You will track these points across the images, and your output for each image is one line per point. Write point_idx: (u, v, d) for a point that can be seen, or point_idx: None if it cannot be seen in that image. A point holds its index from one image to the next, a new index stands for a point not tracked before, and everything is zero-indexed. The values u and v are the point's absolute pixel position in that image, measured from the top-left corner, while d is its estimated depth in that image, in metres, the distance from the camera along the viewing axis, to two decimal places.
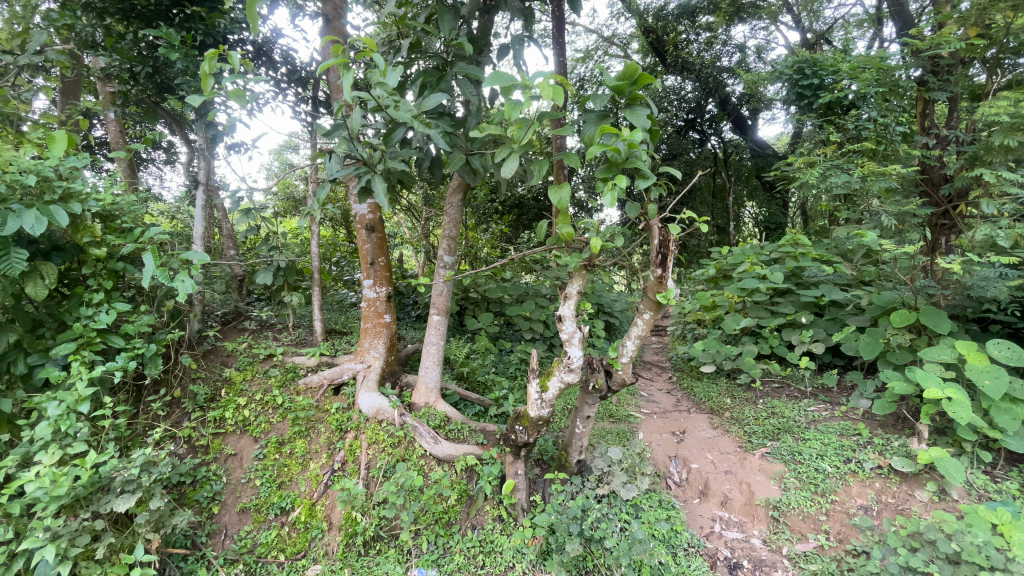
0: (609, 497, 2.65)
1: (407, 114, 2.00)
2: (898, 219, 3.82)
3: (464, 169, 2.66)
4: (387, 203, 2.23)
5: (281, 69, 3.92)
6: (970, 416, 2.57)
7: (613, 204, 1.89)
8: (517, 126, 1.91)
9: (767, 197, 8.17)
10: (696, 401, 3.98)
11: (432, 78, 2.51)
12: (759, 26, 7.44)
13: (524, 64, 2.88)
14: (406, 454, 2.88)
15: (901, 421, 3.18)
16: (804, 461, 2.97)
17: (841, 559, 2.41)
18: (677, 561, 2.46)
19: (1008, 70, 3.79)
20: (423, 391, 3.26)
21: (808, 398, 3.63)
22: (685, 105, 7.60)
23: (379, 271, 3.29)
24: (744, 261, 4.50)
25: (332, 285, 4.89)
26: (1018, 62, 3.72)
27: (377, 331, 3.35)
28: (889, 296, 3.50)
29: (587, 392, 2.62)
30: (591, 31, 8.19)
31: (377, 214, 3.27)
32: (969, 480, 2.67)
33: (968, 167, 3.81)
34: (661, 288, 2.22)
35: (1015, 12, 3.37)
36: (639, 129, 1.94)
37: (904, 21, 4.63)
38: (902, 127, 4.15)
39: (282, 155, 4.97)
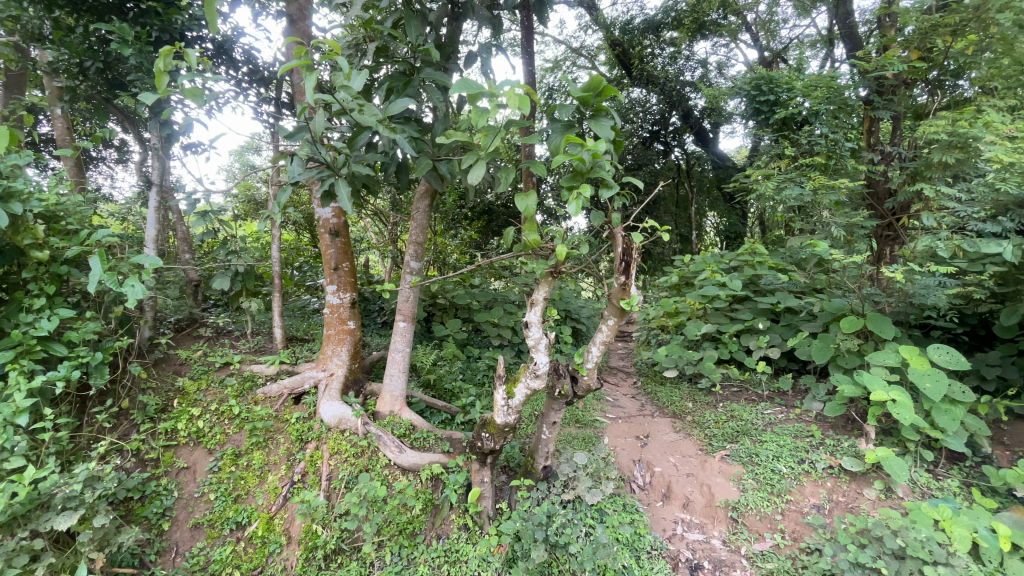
0: (574, 502, 2.66)
1: (371, 118, 1.99)
2: (848, 229, 3.99)
3: (431, 174, 2.64)
4: (351, 208, 2.18)
5: (242, 68, 3.81)
6: (913, 417, 2.73)
7: (578, 213, 1.92)
8: (484, 134, 1.93)
9: (728, 208, 8.45)
10: (660, 406, 4.06)
11: (398, 83, 2.49)
12: (721, 43, 7.73)
13: (491, 72, 2.89)
14: (369, 464, 2.82)
15: (851, 422, 3.34)
16: (760, 462, 3.07)
17: (796, 557, 2.50)
18: (641, 563, 2.49)
19: (949, 90, 4.10)
20: (387, 399, 3.20)
21: (765, 401, 3.77)
22: (650, 117, 7.80)
23: (343, 276, 3.23)
24: (706, 269, 4.65)
25: (294, 290, 4.78)
26: (958, 83, 4.05)
27: (340, 338, 3.27)
28: (839, 303, 3.68)
29: (553, 398, 2.63)
30: (560, 42, 8.32)
31: (341, 219, 3.23)
32: (913, 478, 2.83)
33: (909, 182, 4.03)
34: (624, 295, 2.27)
35: (955, 36, 3.71)
36: (603, 140, 1.98)
37: (854, 42, 4.89)
38: (851, 143, 4.35)
39: (244, 156, 4.82)
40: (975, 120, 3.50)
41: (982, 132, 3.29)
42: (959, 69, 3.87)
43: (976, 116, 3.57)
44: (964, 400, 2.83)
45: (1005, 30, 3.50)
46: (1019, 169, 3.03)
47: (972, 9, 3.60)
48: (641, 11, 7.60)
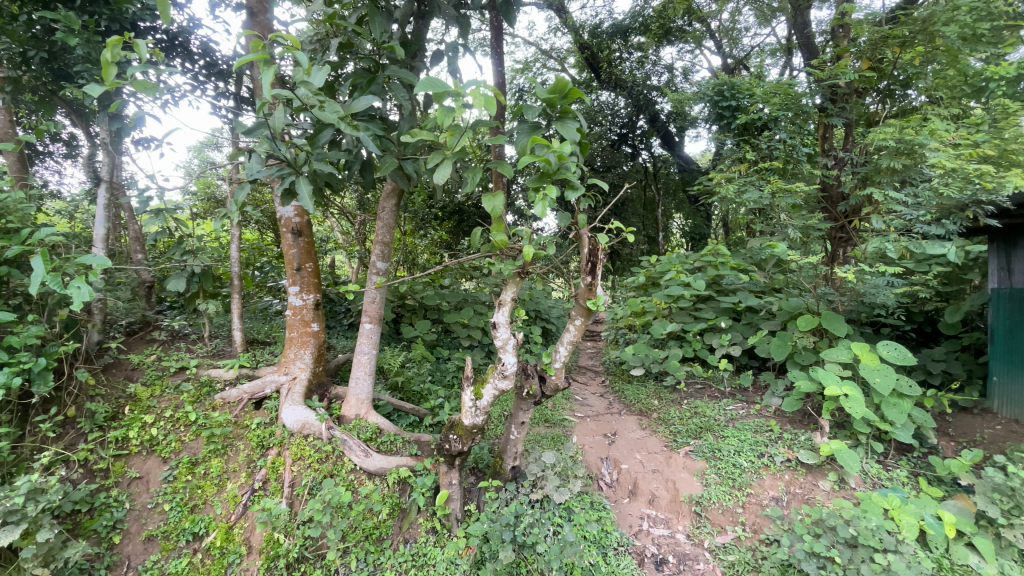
0: (542, 502, 2.67)
1: (333, 115, 1.96)
2: (804, 231, 4.10)
3: (397, 173, 2.59)
4: (312, 207, 2.13)
5: (199, 61, 3.68)
6: (863, 411, 2.87)
7: (544, 214, 1.93)
8: (450, 133, 1.92)
9: (693, 210, 8.65)
10: (627, 403, 4.12)
11: (362, 79, 2.44)
12: (686, 49, 7.92)
13: (457, 71, 2.87)
14: (334, 469, 2.76)
15: (807, 417, 3.47)
16: (723, 457, 3.16)
17: (756, 549, 2.58)
18: (607, 560, 2.51)
19: (899, 99, 4.39)
20: (353, 403, 3.13)
21: (727, 397, 3.88)
22: (618, 120, 7.94)
23: (306, 277, 3.15)
24: (671, 269, 4.76)
25: (255, 292, 4.63)
26: (907, 93, 4.33)
27: (303, 341, 3.18)
28: (796, 302, 3.83)
29: (521, 398, 2.64)
30: (530, 44, 8.35)
31: (304, 218, 3.15)
32: (865, 469, 2.96)
33: (860, 186, 4.21)
34: (591, 295, 2.29)
35: (903, 48, 3.94)
36: (568, 141, 2.00)
37: (810, 51, 5.10)
38: (806, 149, 4.52)
39: (203, 152, 4.65)
40: (920, 128, 3.70)
41: (928, 139, 3.47)
42: (908, 79, 4.14)
43: (922, 125, 3.77)
44: (911, 393, 2.99)
45: (949, 42, 3.74)
46: (961, 174, 3.21)
47: (920, 22, 3.85)
48: (609, 16, 7.74)
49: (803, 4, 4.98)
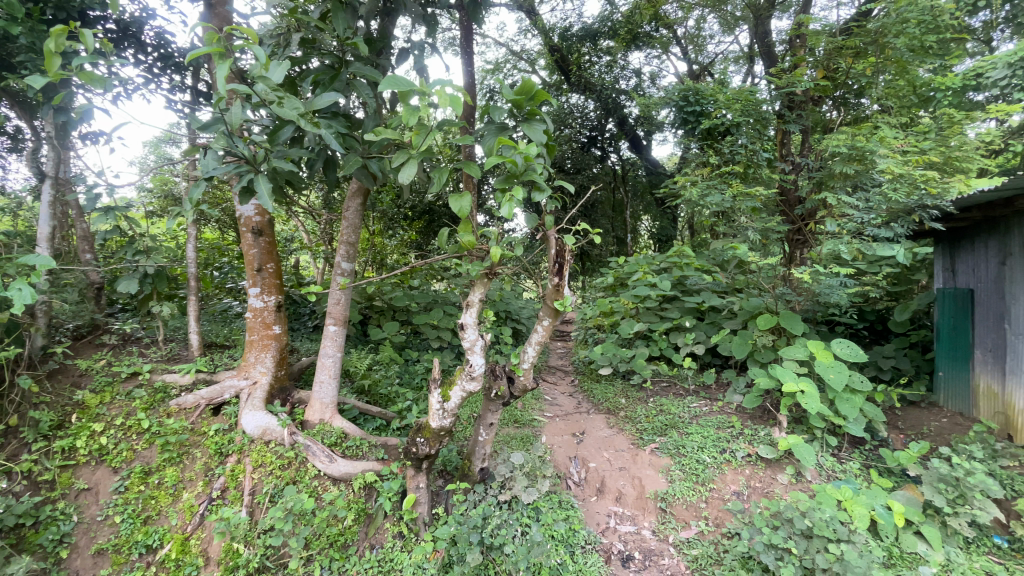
0: (510, 503, 2.67)
1: (292, 112, 1.91)
2: (763, 234, 4.22)
3: (361, 172, 2.54)
4: (272, 206, 2.07)
5: (153, 52, 3.52)
6: (818, 406, 2.99)
7: (511, 216, 1.93)
8: (415, 133, 1.90)
9: (660, 212, 8.83)
10: (596, 403, 4.17)
11: (325, 76, 2.38)
12: (653, 54, 8.07)
13: (424, 70, 2.84)
14: (297, 475, 2.69)
15: (766, 412, 3.60)
16: (686, 453, 3.23)
17: (718, 542, 2.65)
18: (575, 559, 2.53)
19: (853, 107, 4.62)
20: (317, 407, 3.05)
21: (691, 395, 3.98)
22: (588, 123, 8.05)
23: (268, 278, 3.06)
24: (639, 270, 4.86)
25: (213, 293, 4.48)
26: (860, 102, 4.56)
27: (264, 344, 3.08)
28: (756, 302, 3.97)
29: (490, 399, 2.63)
30: (501, 45, 8.38)
31: (265, 217, 3.06)
32: (820, 463, 3.08)
33: (816, 191, 4.32)
34: (558, 296, 2.31)
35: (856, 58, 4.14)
36: (535, 143, 2.00)
37: (770, 59, 5.29)
38: (766, 154, 4.68)
39: (160, 148, 4.45)
40: (870, 136, 3.88)
41: (878, 146, 3.62)
42: (861, 88, 4.34)
43: (872, 132, 3.95)
44: (862, 388, 3.13)
45: (899, 54, 4.01)
46: (908, 180, 3.38)
47: (872, 34, 4.01)
48: (579, 19, 7.85)
49: (764, 13, 5.13)
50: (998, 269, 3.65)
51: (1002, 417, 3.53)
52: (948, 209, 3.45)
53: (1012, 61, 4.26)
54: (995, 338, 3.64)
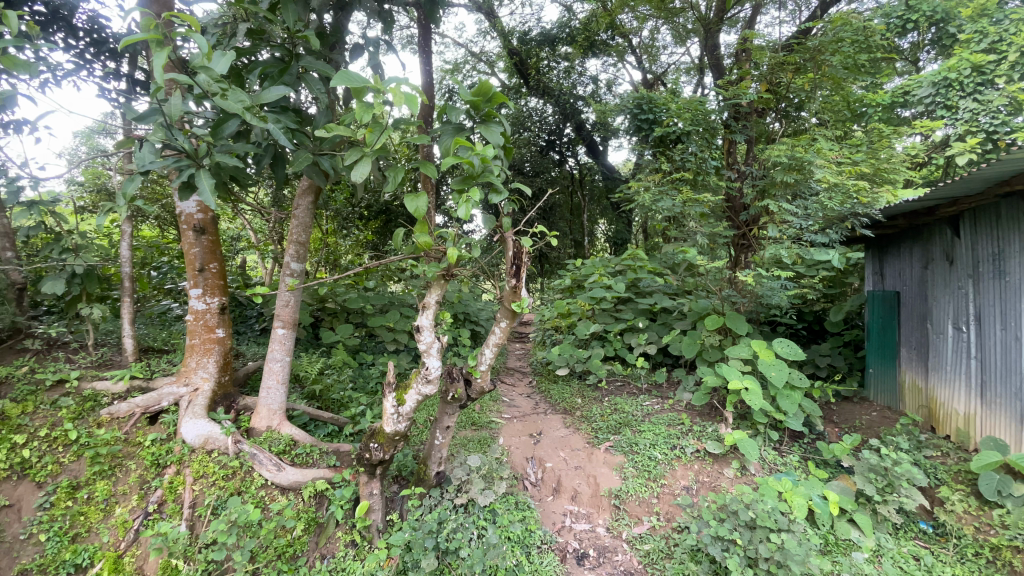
0: (466, 506, 2.66)
1: (237, 105, 1.83)
2: (711, 238, 4.41)
3: (312, 169, 2.45)
4: (214, 203, 1.96)
5: (84, 37, 3.27)
6: (760, 403, 3.15)
7: (467, 217, 1.92)
8: (369, 130, 1.86)
9: (616, 216, 9.06)
10: (553, 403, 4.22)
11: (273, 69, 2.29)
12: (610, 62, 8.26)
13: (379, 67, 2.77)
14: (242, 486, 2.56)
15: (714, 409, 3.75)
16: (639, 451, 3.32)
17: (669, 536, 2.73)
18: (531, 560, 2.54)
19: (794, 120, 4.87)
20: (264, 414, 2.92)
21: (643, 394, 4.10)
22: (546, 127, 8.21)
23: (210, 278, 2.92)
24: (595, 272, 4.97)
25: (152, 295, 4.23)
26: (800, 115, 4.83)
27: (206, 348, 2.92)
28: (704, 304, 4.15)
29: (446, 403, 2.59)
30: (460, 45, 8.35)
31: (208, 214, 2.92)
32: (763, 457, 3.24)
33: (759, 199, 4.55)
34: (515, 298, 2.32)
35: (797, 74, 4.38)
36: (491, 145, 2.00)
37: (719, 71, 5.53)
38: (714, 162, 4.85)
39: (92, 139, 4.15)
40: (808, 147, 4.11)
41: (815, 157, 3.83)
42: (801, 102, 4.60)
43: (810, 144, 4.19)
44: (801, 385, 3.31)
45: (834, 71, 4.32)
46: (841, 190, 3.62)
47: (811, 51, 4.29)
48: (538, 24, 7.92)
49: (714, 27, 5.33)
50: (920, 273, 3.95)
51: (926, 410, 3.77)
52: (876, 217, 3.73)
53: (936, 80, 4.66)
54: (919, 338, 3.92)
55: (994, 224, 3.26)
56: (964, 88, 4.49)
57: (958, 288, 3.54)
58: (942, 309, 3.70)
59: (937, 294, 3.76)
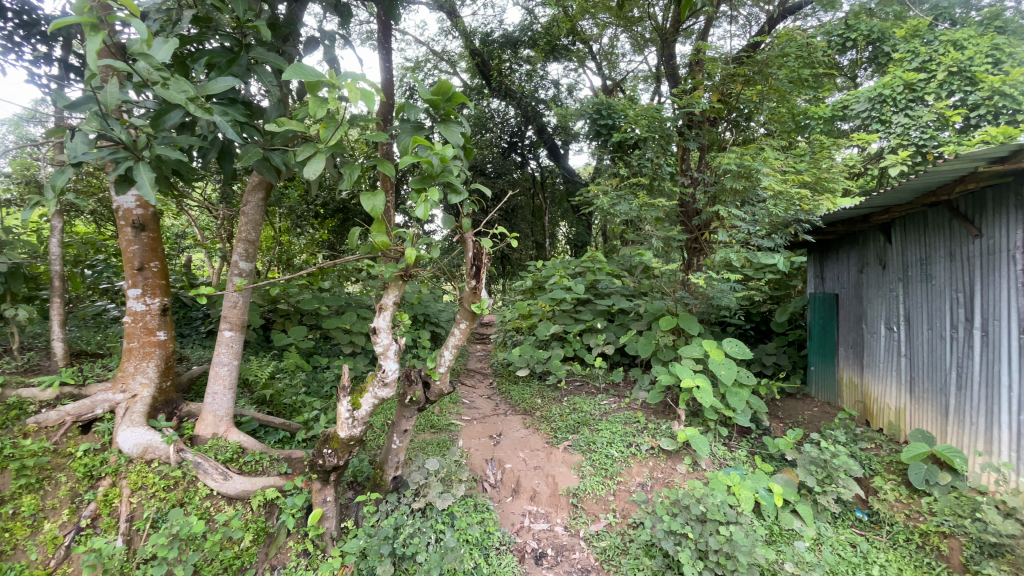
0: (424, 510, 2.62)
1: (180, 95, 1.73)
2: (666, 242, 4.54)
3: (263, 165, 2.36)
4: (154, 197, 1.86)
5: (13, 17, 3.01)
6: (711, 400, 3.27)
7: (425, 217, 1.90)
8: (323, 126, 1.81)
9: (576, 219, 9.22)
10: (513, 403, 4.24)
11: (221, 58, 2.17)
12: (571, 67, 8.36)
13: (335, 61, 2.69)
14: (185, 497, 2.43)
15: (668, 407, 3.87)
16: (596, 449, 3.38)
17: (624, 533, 2.79)
18: (489, 561, 2.54)
19: (743, 129, 5.09)
20: (209, 421, 2.78)
21: (601, 393, 4.18)
22: (508, 129, 8.34)
23: (150, 277, 2.75)
24: (555, 274, 5.03)
25: (86, 295, 3.95)
26: (748, 125, 5.04)
27: (146, 352, 2.75)
28: (659, 305, 4.28)
29: (404, 406, 2.54)
30: (421, 43, 8.23)
31: (149, 210, 2.76)
32: (714, 452, 3.36)
33: (710, 204, 4.72)
34: (475, 299, 2.32)
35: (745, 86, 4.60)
36: (451, 145, 1.99)
37: (674, 80, 5.71)
38: (669, 168, 4.95)
39: (19, 126, 3.83)
40: (756, 156, 4.31)
41: (762, 166, 4.01)
42: (750, 113, 4.83)
43: (758, 153, 4.38)
44: (748, 382, 3.47)
45: (780, 84, 4.55)
46: (785, 198, 3.81)
47: (759, 64, 4.53)
48: (500, 25, 7.82)
49: (670, 37, 5.49)
50: (857, 276, 4.22)
51: (861, 405, 4.03)
52: (817, 224, 3.95)
53: (872, 96, 4.96)
54: (855, 338, 4.18)
55: (921, 231, 3.51)
56: (897, 103, 4.83)
57: (890, 291, 3.80)
58: (876, 310, 3.95)
59: (871, 296, 4.02)
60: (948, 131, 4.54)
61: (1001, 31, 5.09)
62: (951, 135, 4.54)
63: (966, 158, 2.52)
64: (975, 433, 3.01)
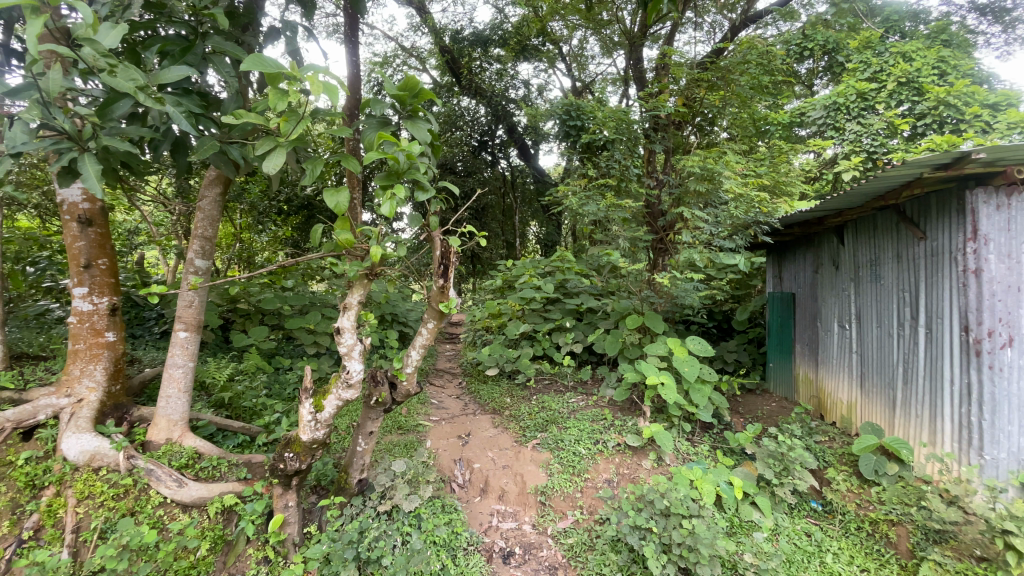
0: (390, 513, 2.58)
1: (129, 84, 1.64)
2: (633, 242, 4.63)
3: (219, 159, 2.27)
4: (101, 191, 1.76)
5: None
6: (674, 396, 3.35)
7: (391, 214, 1.87)
8: (283, 119, 1.75)
9: (546, 219, 9.29)
10: (482, 403, 4.23)
11: (175, 47, 2.09)
12: (541, 67, 8.40)
13: (297, 53, 2.61)
14: (136, 506, 2.31)
15: (633, 404, 3.94)
16: (565, 447, 3.41)
17: (591, 528, 2.83)
18: (456, 562, 2.52)
19: (706, 133, 5.23)
20: (162, 426, 2.66)
21: (570, 391, 4.22)
22: (478, 127, 8.25)
23: (98, 276, 2.61)
24: (525, 274, 5.05)
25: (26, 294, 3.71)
26: (712, 129, 5.18)
27: (93, 354, 2.60)
28: (626, 304, 4.36)
29: (369, 407, 2.50)
30: (389, 38, 8.10)
31: (96, 205, 2.62)
32: (678, 448, 3.45)
33: (675, 206, 4.83)
34: (443, 298, 2.30)
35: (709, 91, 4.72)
36: (418, 142, 1.97)
37: (641, 83, 5.82)
38: (636, 170, 5.04)
39: None
40: (718, 159, 4.43)
41: (724, 169, 4.13)
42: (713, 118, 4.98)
43: (720, 157, 4.51)
44: (710, 379, 3.57)
45: (741, 89, 4.70)
46: (746, 200, 3.93)
47: (722, 70, 4.66)
48: (470, 23, 7.84)
49: (638, 42, 5.59)
50: (812, 276, 4.40)
51: (816, 400, 4.21)
52: (776, 225, 4.10)
53: (827, 104, 5.20)
54: (811, 335, 4.37)
55: (872, 234, 3.68)
56: (850, 112, 5.07)
57: (843, 290, 3.98)
58: (830, 308, 4.14)
59: (825, 295, 4.20)
60: (897, 139, 4.80)
61: (947, 44, 5.33)
62: (899, 142, 4.78)
63: (913, 164, 2.65)
64: (919, 425, 3.18)
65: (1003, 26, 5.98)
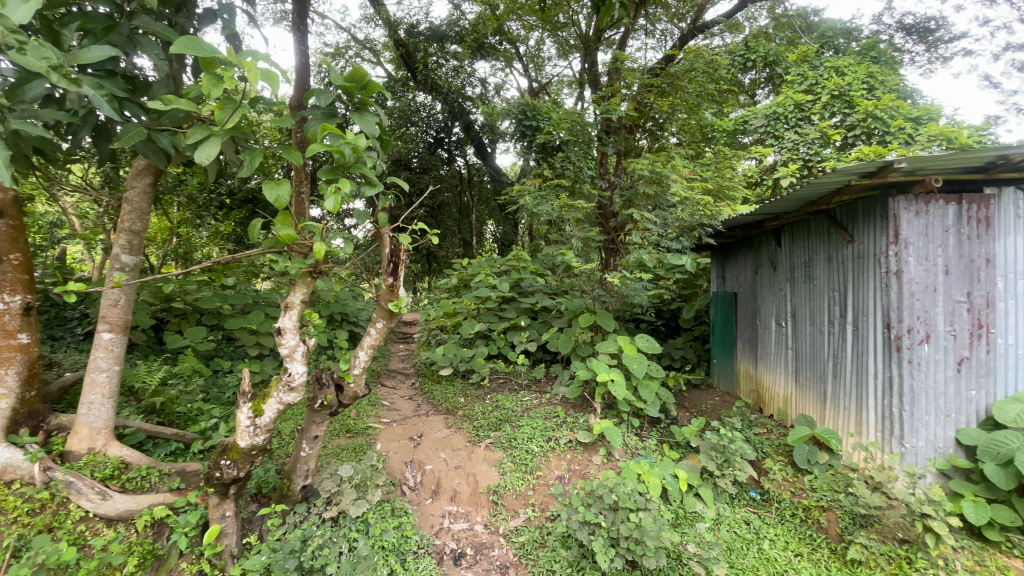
0: (336, 519, 2.51)
1: (41, 61, 1.50)
2: (585, 242, 4.70)
3: (148, 147, 2.13)
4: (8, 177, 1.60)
5: None
6: (623, 392, 3.43)
7: (336, 210, 1.81)
8: (218, 106, 1.65)
9: (503, 218, 9.31)
10: (435, 403, 4.18)
11: (97, 25, 1.94)
12: (497, 66, 8.39)
13: (236, 38, 2.48)
14: (53, 522, 2.13)
15: (585, 402, 4.01)
16: (517, 445, 3.43)
17: (542, 526, 2.86)
18: (405, 566, 2.48)
19: (657, 137, 5.39)
20: (83, 435, 2.45)
21: (523, 389, 4.25)
22: (435, 123, 8.05)
23: (9, 272, 2.37)
24: (480, 273, 5.03)
25: None
26: (661, 134, 5.35)
27: (3, 357, 2.35)
28: (578, 304, 4.44)
29: (314, 411, 2.41)
30: (341, 29, 7.87)
31: (8, 194, 2.39)
32: (627, 443, 3.54)
33: (626, 207, 4.95)
34: (392, 297, 2.24)
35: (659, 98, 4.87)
36: (365, 135, 1.91)
37: (596, 86, 5.92)
38: (590, 172, 5.13)
39: None
40: (666, 163, 4.57)
41: (671, 173, 4.28)
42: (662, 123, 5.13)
43: (668, 160, 4.66)
44: (657, 375, 3.68)
45: (688, 96, 4.87)
46: (692, 203, 4.08)
47: (671, 77, 4.81)
48: (426, 18, 7.75)
49: (592, 45, 5.69)
50: (752, 277, 4.64)
51: (756, 394, 4.44)
52: (719, 227, 4.28)
53: (768, 113, 5.53)
54: (751, 332, 4.60)
55: (806, 237, 3.91)
56: (788, 121, 5.40)
57: (780, 290, 4.21)
58: (768, 307, 4.37)
59: (764, 295, 4.43)
60: (830, 149, 5.11)
61: (877, 61, 5.71)
62: (832, 152, 5.10)
63: (843, 172, 2.82)
64: (847, 416, 3.42)
65: (926, 46, 6.52)
